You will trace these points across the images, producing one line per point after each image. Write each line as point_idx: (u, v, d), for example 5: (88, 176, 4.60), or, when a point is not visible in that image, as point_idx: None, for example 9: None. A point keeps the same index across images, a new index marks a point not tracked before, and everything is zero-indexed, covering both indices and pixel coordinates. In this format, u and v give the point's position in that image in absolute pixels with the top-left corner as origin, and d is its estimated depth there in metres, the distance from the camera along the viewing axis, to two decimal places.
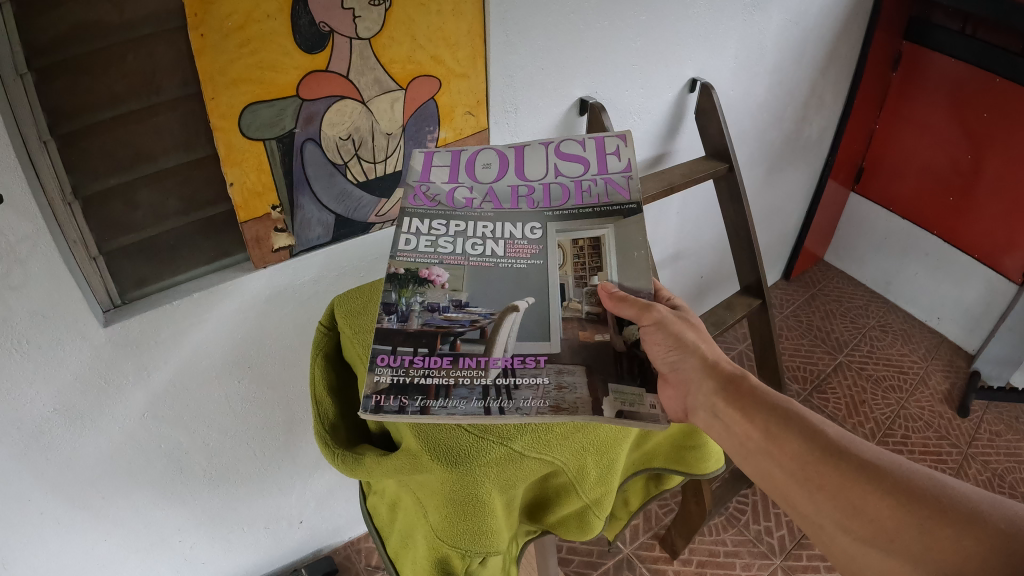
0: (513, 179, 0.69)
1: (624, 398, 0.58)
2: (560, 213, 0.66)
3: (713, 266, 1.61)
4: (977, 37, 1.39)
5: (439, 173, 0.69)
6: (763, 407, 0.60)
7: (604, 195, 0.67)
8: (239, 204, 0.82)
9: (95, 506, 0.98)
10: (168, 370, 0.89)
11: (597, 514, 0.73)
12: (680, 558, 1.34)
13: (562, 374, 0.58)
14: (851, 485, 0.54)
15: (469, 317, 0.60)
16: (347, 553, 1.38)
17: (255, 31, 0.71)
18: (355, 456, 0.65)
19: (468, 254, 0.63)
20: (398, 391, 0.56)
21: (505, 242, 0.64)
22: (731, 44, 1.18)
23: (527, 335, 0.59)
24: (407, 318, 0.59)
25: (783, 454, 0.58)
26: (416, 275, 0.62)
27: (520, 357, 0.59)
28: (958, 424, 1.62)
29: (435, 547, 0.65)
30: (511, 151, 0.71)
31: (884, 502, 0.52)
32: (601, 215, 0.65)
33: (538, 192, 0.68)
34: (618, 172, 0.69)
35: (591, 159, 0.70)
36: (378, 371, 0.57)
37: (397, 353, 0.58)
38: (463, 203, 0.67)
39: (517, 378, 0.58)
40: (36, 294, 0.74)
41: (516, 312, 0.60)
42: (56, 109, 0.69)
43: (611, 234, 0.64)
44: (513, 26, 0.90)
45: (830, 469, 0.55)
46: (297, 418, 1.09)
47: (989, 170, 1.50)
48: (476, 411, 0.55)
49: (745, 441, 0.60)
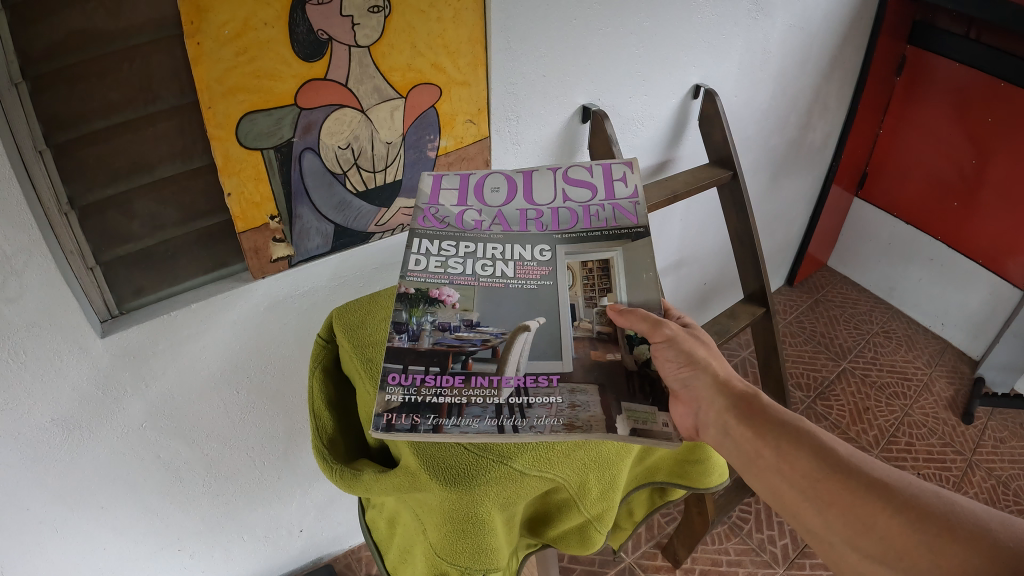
0: (522, 203, 0.68)
1: (637, 416, 0.57)
2: (570, 236, 0.65)
3: (717, 272, 1.59)
4: (982, 41, 1.37)
5: (449, 196, 0.68)
6: (774, 425, 0.59)
7: (612, 219, 0.66)
8: (236, 214, 0.81)
9: (92, 517, 0.97)
10: (166, 381, 0.88)
11: (598, 530, 0.72)
12: (683, 567, 1.33)
13: (575, 394, 0.58)
14: (862, 503, 0.53)
15: (481, 336, 0.58)
16: (347, 561, 1.37)
17: (252, 38, 0.70)
18: (352, 472, 0.64)
19: (479, 275, 0.62)
20: (410, 409, 0.55)
21: (515, 263, 0.63)
22: (734, 50, 1.17)
23: (539, 354, 0.59)
24: (418, 337, 0.58)
25: (793, 471, 0.56)
26: (426, 295, 0.60)
27: (532, 375, 0.58)
28: (962, 430, 1.61)
29: (434, 565, 0.64)
30: (520, 176, 0.71)
31: (894, 520, 0.51)
32: (610, 238, 0.64)
33: (547, 216, 0.67)
34: (626, 198, 0.68)
35: (599, 185, 0.70)
36: (390, 390, 0.56)
37: (409, 372, 0.57)
38: (472, 225, 0.66)
39: (530, 397, 0.57)
40: (32, 305, 0.73)
41: (527, 332, 0.59)
42: (51, 119, 0.68)
43: (619, 255, 0.63)
44: (515, 33, 0.88)
45: (840, 486, 0.54)
46: (297, 427, 1.08)
47: (993, 176, 1.49)
48: (490, 430, 0.54)
49: (756, 458, 0.59)
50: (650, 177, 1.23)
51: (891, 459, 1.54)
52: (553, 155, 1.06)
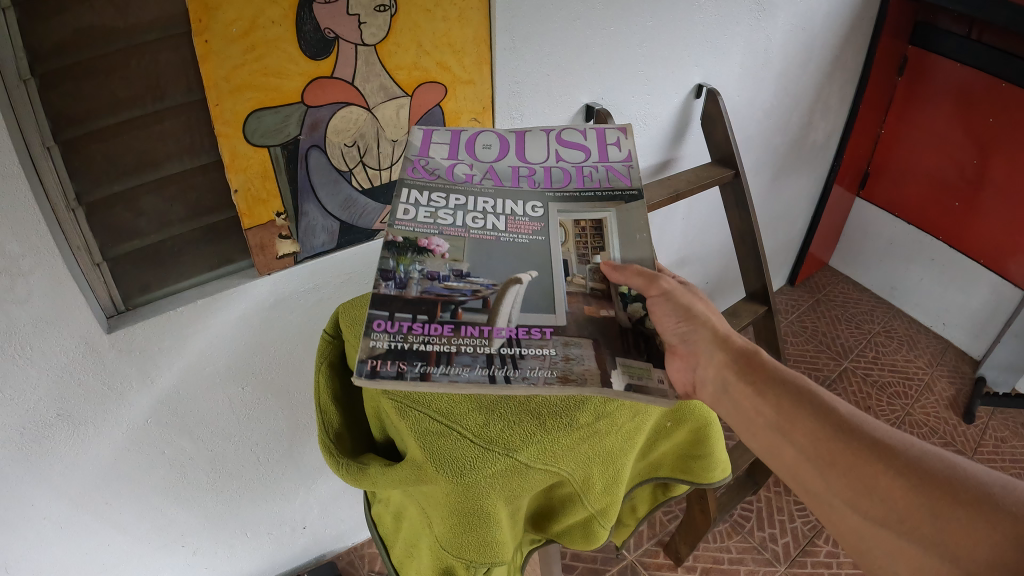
0: (513, 161, 0.69)
1: (633, 371, 0.56)
2: (562, 195, 0.66)
3: (718, 271, 1.60)
4: (983, 41, 1.38)
5: (439, 150, 0.69)
6: (776, 382, 0.58)
7: (605, 180, 0.67)
8: (243, 211, 0.81)
9: (97, 513, 0.97)
10: (171, 377, 0.89)
11: (603, 525, 0.72)
12: (684, 565, 1.33)
13: (568, 347, 0.57)
14: (862, 464, 0.51)
15: (471, 287, 0.58)
16: (350, 558, 1.38)
17: (259, 36, 0.70)
18: (359, 466, 0.65)
19: (469, 227, 0.62)
20: (397, 356, 0.54)
21: (506, 217, 0.64)
22: (737, 50, 1.17)
23: (530, 306, 0.58)
24: (406, 285, 0.58)
25: (793, 430, 0.55)
26: (415, 244, 0.60)
27: (524, 327, 0.57)
28: (963, 430, 1.61)
29: (439, 557, 0.65)
30: (512, 136, 0.72)
31: (897, 483, 0.50)
32: (601, 198, 0.66)
33: (540, 173, 0.68)
34: (619, 161, 0.70)
35: (592, 148, 0.71)
36: (375, 337, 0.55)
37: (395, 320, 0.56)
38: (463, 178, 0.67)
39: (522, 348, 0.56)
40: (38, 300, 0.73)
41: (518, 285, 0.59)
42: (60, 116, 0.69)
43: (612, 216, 0.65)
44: (519, 31, 0.89)
45: (840, 445, 0.53)
46: (301, 424, 1.09)
47: (995, 175, 1.49)
48: (481, 379, 0.53)
49: (755, 416, 0.58)
50: (651, 176, 1.23)
51: None
52: None
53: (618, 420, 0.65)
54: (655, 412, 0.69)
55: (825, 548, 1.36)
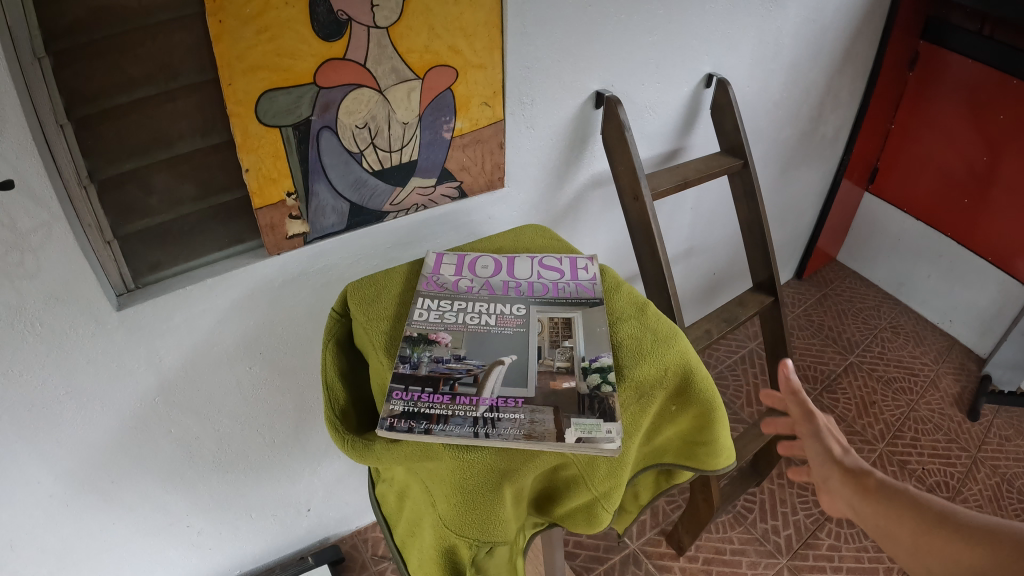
0: (505, 276, 0.79)
1: (583, 427, 0.62)
2: (542, 300, 0.75)
3: (725, 263, 1.60)
4: (994, 38, 1.38)
5: (448, 268, 0.80)
6: (864, 476, 0.67)
7: (574, 292, 0.77)
8: (254, 190, 0.82)
9: (104, 491, 0.98)
10: (179, 356, 0.90)
11: (606, 508, 0.72)
12: (686, 554, 1.33)
13: (534, 412, 0.63)
14: (953, 546, 0.57)
15: (466, 366, 0.67)
16: (353, 542, 1.39)
17: (273, 17, 0.71)
18: (364, 442, 0.64)
19: (469, 323, 0.72)
20: (409, 415, 0.62)
21: (496, 316, 0.73)
22: (748, 41, 1.17)
23: (510, 382, 0.66)
24: (417, 365, 0.67)
25: (894, 525, 0.62)
26: (426, 337, 0.70)
27: (503, 398, 0.64)
28: (968, 427, 1.60)
29: (442, 537, 0.63)
30: (505, 258, 0.83)
31: (983, 558, 0.55)
32: (572, 303, 0.75)
33: (524, 286, 0.78)
34: (587, 279, 0.79)
35: (566, 270, 0.81)
36: (393, 401, 0.64)
37: (409, 390, 0.65)
38: (465, 289, 0.77)
39: (500, 412, 0.63)
40: (49, 276, 0.74)
41: (501, 366, 0.67)
42: (73, 94, 0.69)
43: (579, 316, 0.73)
44: (531, 17, 0.89)
45: (937, 536, 0.59)
46: (307, 405, 1.10)
47: (1004, 173, 1.49)
48: (466, 435, 0.61)
49: (850, 510, 0.67)
50: (659, 165, 1.23)
51: (897, 453, 1.53)
52: (566, 140, 1.06)
53: (621, 403, 0.67)
54: (659, 395, 0.70)
55: (827, 541, 1.37)
